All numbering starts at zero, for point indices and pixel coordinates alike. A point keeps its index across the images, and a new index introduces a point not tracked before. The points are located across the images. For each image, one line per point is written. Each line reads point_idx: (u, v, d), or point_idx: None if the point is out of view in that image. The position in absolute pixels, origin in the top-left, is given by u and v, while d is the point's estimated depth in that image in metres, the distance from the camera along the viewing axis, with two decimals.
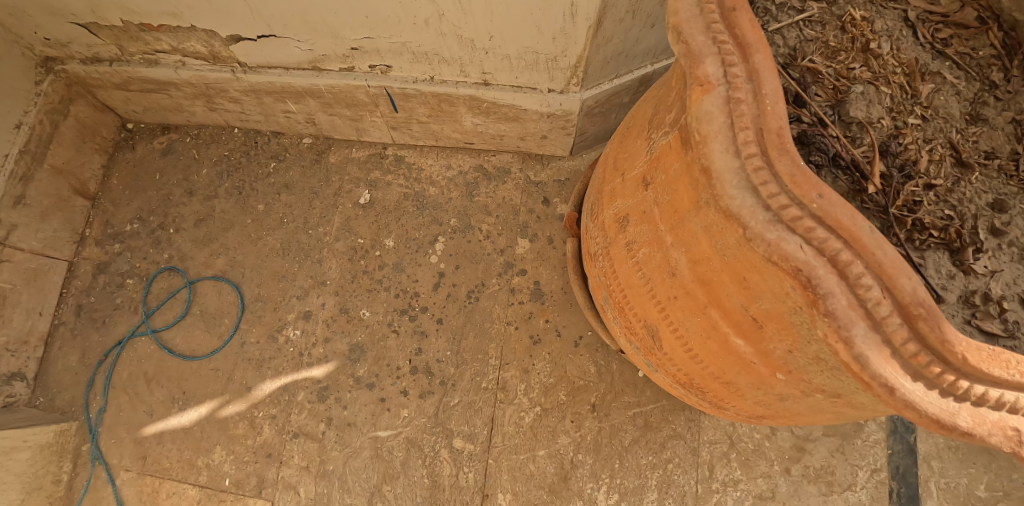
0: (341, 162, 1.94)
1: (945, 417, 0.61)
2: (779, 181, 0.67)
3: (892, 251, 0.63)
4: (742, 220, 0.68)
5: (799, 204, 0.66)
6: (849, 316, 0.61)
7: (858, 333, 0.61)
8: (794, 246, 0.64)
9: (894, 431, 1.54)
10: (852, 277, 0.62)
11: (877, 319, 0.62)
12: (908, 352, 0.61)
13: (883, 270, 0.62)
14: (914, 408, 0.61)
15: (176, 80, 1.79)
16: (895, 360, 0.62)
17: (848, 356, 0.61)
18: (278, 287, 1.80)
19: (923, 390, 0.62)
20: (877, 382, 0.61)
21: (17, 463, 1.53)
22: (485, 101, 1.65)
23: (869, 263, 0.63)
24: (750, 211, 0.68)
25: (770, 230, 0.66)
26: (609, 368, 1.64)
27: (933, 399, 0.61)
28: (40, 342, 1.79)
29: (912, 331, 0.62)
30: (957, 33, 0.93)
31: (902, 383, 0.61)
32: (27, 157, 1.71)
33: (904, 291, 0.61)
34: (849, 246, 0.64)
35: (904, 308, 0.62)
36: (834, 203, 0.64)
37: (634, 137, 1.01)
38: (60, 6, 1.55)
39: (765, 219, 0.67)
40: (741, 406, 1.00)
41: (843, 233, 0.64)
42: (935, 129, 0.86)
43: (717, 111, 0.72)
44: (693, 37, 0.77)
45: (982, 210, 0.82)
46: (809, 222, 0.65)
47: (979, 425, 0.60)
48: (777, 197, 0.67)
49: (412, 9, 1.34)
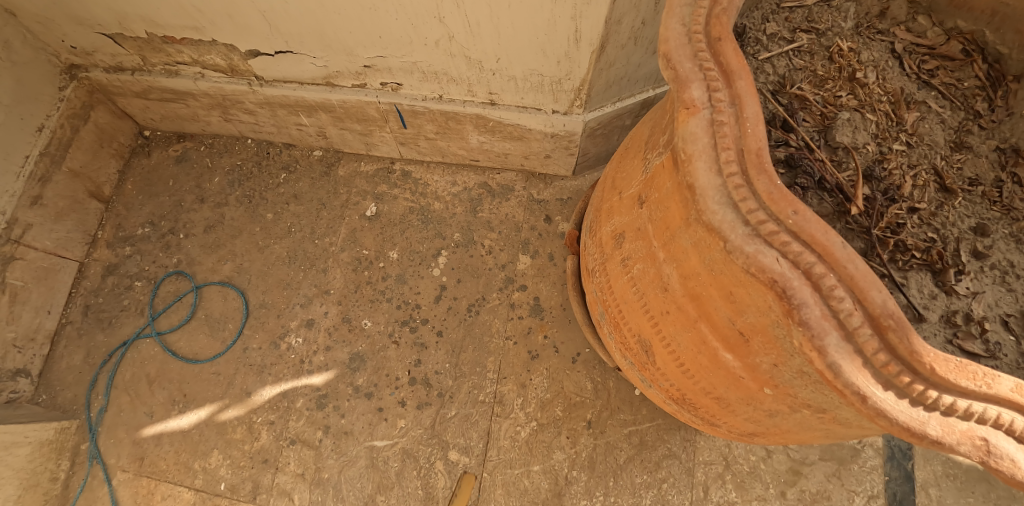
0: (350, 175, 1.99)
1: (915, 426, 0.63)
2: (758, 197, 0.71)
3: (864, 265, 0.66)
4: (723, 234, 0.71)
5: (776, 219, 0.69)
6: (822, 326, 0.64)
7: (831, 342, 0.64)
8: (770, 259, 0.67)
9: (891, 457, 1.55)
10: (825, 288, 0.65)
11: (849, 329, 0.64)
12: (879, 361, 0.64)
13: (855, 283, 0.65)
14: (885, 416, 0.64)
15: (194, 90, 1.85)
16: (867, 369, 0.64)
17: (822, 364, 0.64)
18: (283, 294, 1.83)
19: (893, 399, 0.64)
20: (850, 390, 0.64)
21: (17, 458, 1.55)
22: (491, 120, 1.70)
23: (842, 276, 0.65)
24: (731, 225, 0.71)
25: (749, 244, 0.69)
26: (606, 385, 1.66)
27: (904, 407, 0.64)
28: (46, 340, 1.82)
29: (882, 340, 0.65)
30: (943, 64, 0.98)
31: (874, 392, 0.64)
32: (46, 159, 1.77)
33: (874, 303, 0.64)
34: (822, 260, 0.67)
35: (874, 319, 0.65)
36: (808, 219, 0.68)
37: (631, 157, 1.05)
38: (88, 17, 1.62)
39: (745, 233, 0.70)
40: (732, 423, 1.02)
41: (817, 248, 0.67)
42: (919, 156, 0.89)
43: (701, 132, 0.76)
44: (681, 64, 0.81)
45: (965, 234, 0.85)
46: (786, 237, 0.68)
47: (948, 434, 0.62)
48: (756, 212, 0.70)
49: (423, 31, 1.40)
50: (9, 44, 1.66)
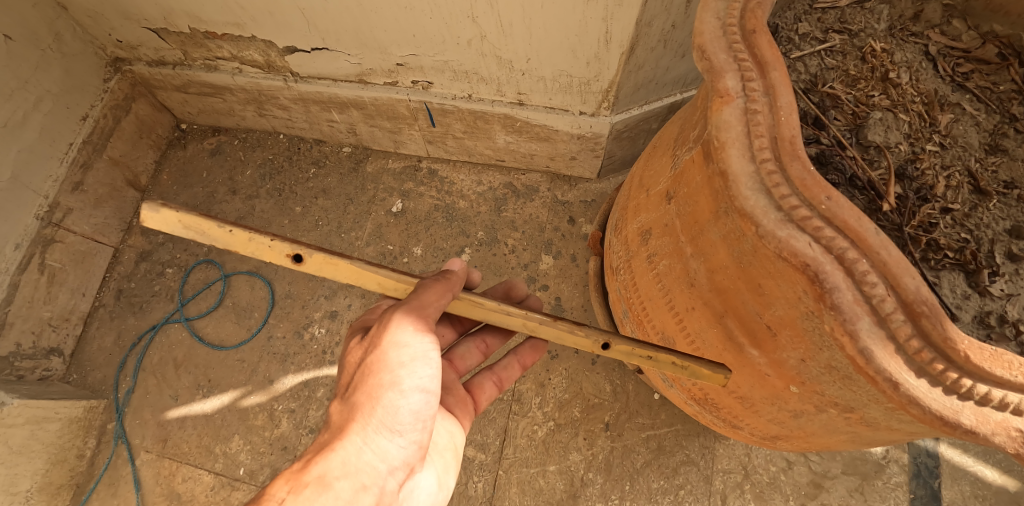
0: (377, 171, 2.03)
1: (948, 414, 0.63)
2: (791, 184, 0.71)
3: (897, 251, 0.65)
4: (756, 219, 0.71)
5: (809, 206, 0.69)
6: (855, 311, 0.64)
7: (863, 327, 0.63)
8: (803, 243, 0.67)
9: (917, 475, 1.51)
10: (857, 274, 0.65)
11: (882, 315, 0.64)
12: (912, 348, 0.63)
13: (888, 268, 0.64)
14: (918, 404, 0.63)
15: (232, 85, 1.91)
16: (899, 356, 0.64)
17: (854, 349, 0.64)
18: (308, 285, 1.86)
19: (926, 387, 0.64)
20: (882, 377, 0.63)
21: (47, 432, 1.60)
22: (518, 120, 1.72)
23: (875, 262, 0.65)
24: (764, 211, 0.71)
25: (781, 229, 0.69)
26: (625, 388, 1.65)
27: (937, 396, 0.63)
28: (80, 321, 1.88)
29: (915, 328, 0.64)
30: (978, 68, 0.97)
31: (906, 379, 0.63)
32: (89, 147, 1.85)
33: (907, 289, 0.64)
34: (855, 246, 0.66)
35: (908, 306, 0.64)
36: (841, 206, 0.68)
37: (659, 156, 1.06)
38: (135, 12, 1.69)
39: (778, 218, 0.70)
40: (755, 424, 1.01)
41: (850, 234, 0.67)
42: (953, 157, 0.89)
43: (735, 120, 0.76)
44: (716, 55, 0.82)
45: (999, 236, 0.83)
46: (819, 222, 0.68)
47: (983, 424, 0.62)
48: (789, 198, 0.70)
49: (456, 30, 1.43)
50: (59, 36, 1.74)
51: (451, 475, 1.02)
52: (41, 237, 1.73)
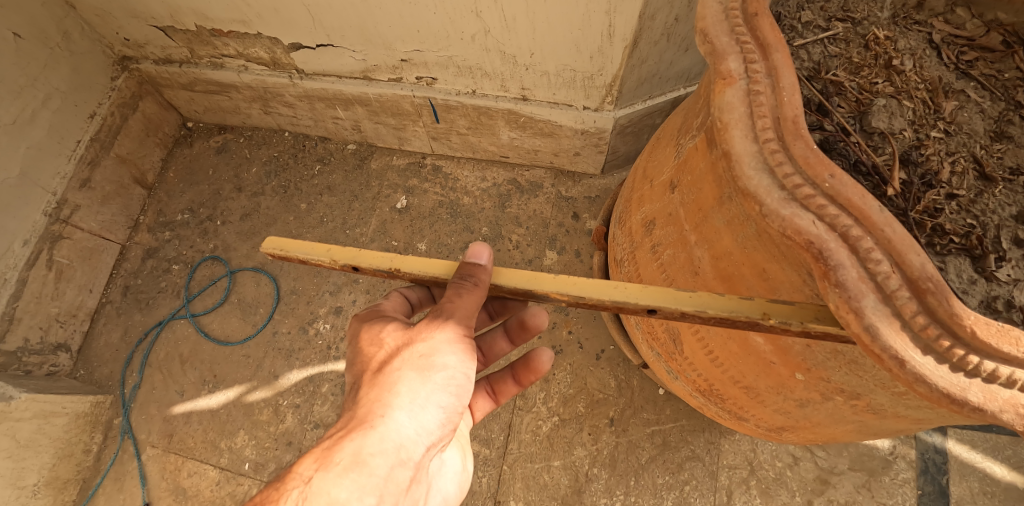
0: (382, 168, 2.04)
1: (956, 392, 0.62)
2: (794, 163, 0.71)
3: (901, 229, 0.65)
4: (759, 198, 0.71)
5: (812, 184, 0.69)
6: (860, 288, 0.63)
7: (869, 304, 0.63)
8: (807, 221, 0.67)
9: (925, 471, 1.50)
10: (862, 251, 0.64)
11: (887, 292, 0.63)
12: (919, 324, 0.63)
13: (892, 246, 0.64)
14: (924, 381, 0.62)
15: (238, 83, 1.93)
16: (906, 333, 0.63)
17: (859, 327, 0.63)
18: (313, 281, 1.87)
19: (933, 364, 0.63)
20: (888, 355, 0.62)
21: (54, 427, 1.61)
22: (522, 116, 1.72)
23: (879, 240, 0.65)
24: (767, 190, 0.70)
25: (785, 207, 0.68)
26: (629, 383, 1.65)
27: (944, 373, 0.62)
28: (87, 317, 1.89)
29: (921, 305, 0.63)
30: (982, 56, 0.97)
31: (913, 356, 0.62)
32: (96, 145, 1.87)
33: (913, 266, 0.63)
34: (859, 224, 0.66)
35: (913, 283, 0.64)
36: (844, 183, 0.68)
37: (663, 146, 1.06)
38: (143, 10, 1.70)
39: (781, 197, 0.69)
40: (761, 415, 1.00)
41: (854, 211, 0.66)
42: (957, 144, 0.88)
43: (737, 102, 0.76)
44: (718, 38, 0.82)
45: (1006, 222, 0.82)
46: (822, 200, 0.68)
47: (990, 401, 0.61)
48: (793, 177, 0.70)
49: (460, 25, 1.44)
50: (68, 34, 1.75)
51: (468, 460, 1.12)
52: (49, 234, 1.75)
